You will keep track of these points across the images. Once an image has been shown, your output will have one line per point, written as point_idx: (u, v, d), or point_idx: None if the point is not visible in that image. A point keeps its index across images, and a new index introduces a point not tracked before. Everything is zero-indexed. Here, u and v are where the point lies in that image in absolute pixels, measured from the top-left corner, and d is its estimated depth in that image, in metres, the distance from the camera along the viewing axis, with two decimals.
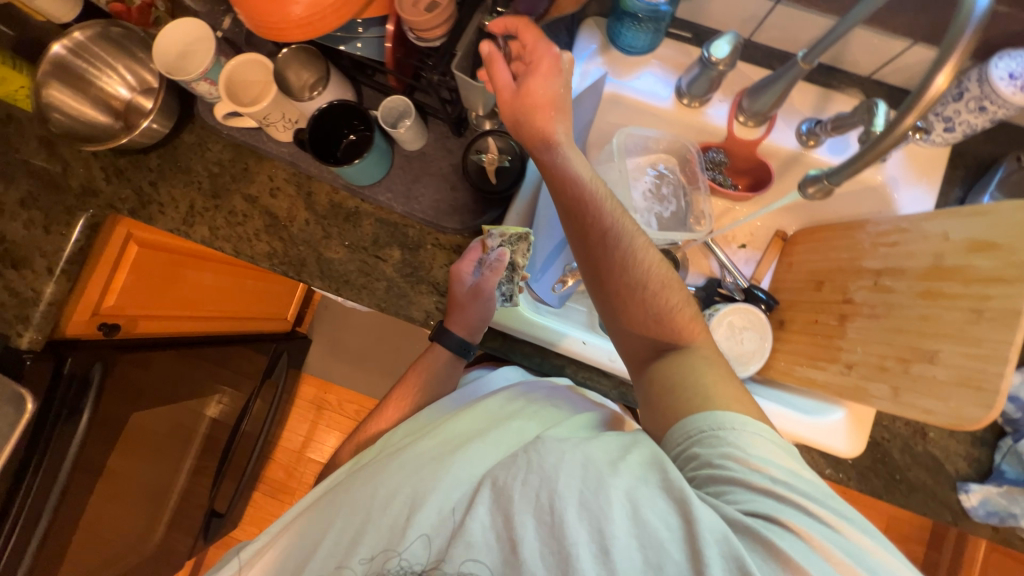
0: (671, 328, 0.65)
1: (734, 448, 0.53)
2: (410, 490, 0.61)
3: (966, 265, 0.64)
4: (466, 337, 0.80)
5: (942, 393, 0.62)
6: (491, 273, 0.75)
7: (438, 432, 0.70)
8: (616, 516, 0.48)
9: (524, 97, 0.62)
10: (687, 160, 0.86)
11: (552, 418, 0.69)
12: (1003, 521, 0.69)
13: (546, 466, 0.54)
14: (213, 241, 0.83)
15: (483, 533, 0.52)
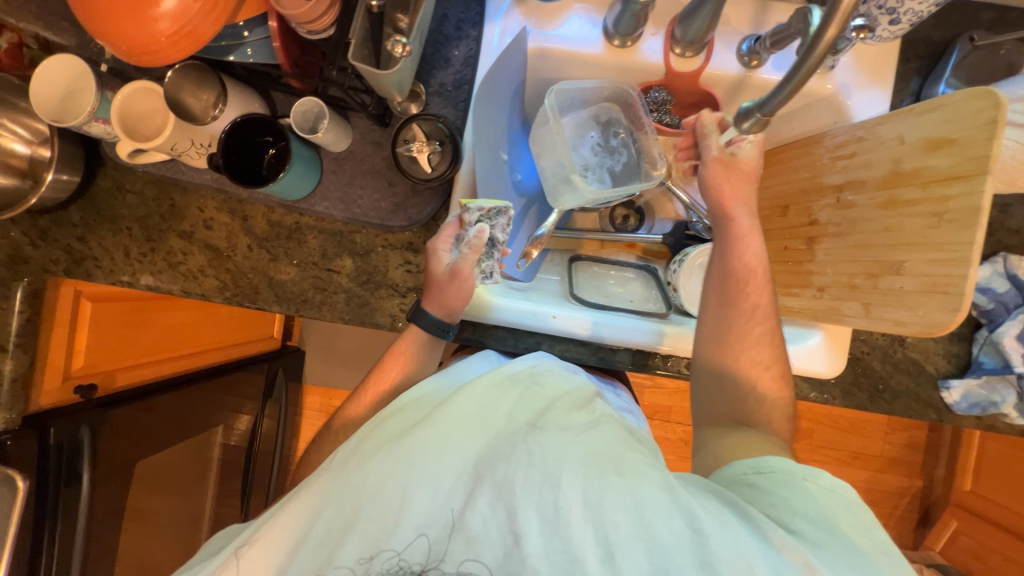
0: (759, 411, 0.69)
1: (792, 489, 0.55)
2: (404, 484, 0.56)
3: (922, 167, 0.62)
4: (444, 320, 0.74)
5: (911, 303, 0.61)
6: (470, 252, 0.70)
7: (429, 418, 0.62)
8: (617, 514, 0.53)
9: (738, 162, 0.73)
10: (629, 105, 0.81)
11: (541, 395, 0.68)
12: (985, 410, 0.71)
13: (550, 460, 0.56)
14: (160, 286, 0.80)
15: (488, 530, 0.53)
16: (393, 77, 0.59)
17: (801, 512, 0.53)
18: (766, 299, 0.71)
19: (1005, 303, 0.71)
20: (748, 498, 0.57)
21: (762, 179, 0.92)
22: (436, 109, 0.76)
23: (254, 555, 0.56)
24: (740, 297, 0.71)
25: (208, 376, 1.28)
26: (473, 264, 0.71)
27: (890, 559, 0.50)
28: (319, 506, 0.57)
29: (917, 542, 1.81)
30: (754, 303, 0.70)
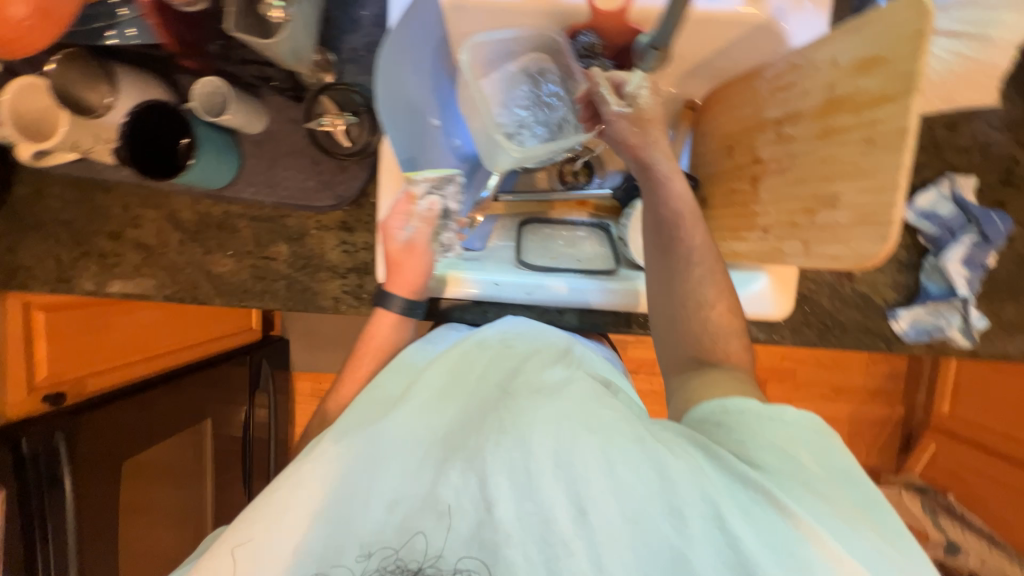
0: (718, 346, 0.67)
1: (761, 426, 0.56)
2: (392, 468, 0.60)
3: (854, 91, 0.59)
4: (412, 297, 0.74)
5: (845, 236, 0.59)
6: (424, 226, 0.72)
7: (409, 401, 0.66)
8: (586, 472, 0.55)
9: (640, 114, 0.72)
10: (559, 53, 0.77)
11: (514, 363, 0.70)
12: (931, 336, 0.72)
13: (521, 427, 0.59)
14: (98, 291, 0.78)
15: (464, 502, 0.57)
16: (282, 47, 0.56)
17: (770, 449, 0.54)
18: (701, 236, 0.69)
19: (949, 227, 0.70)
20: (716, 437, 0.57)
21: (710, 120, 0.88)
22: (351, 77, 0.72)
23: (247, 546, 0.56)
24: (677, 244, 0.68)
25: (189, 372, 1.28)
26: (429, 238, 0.73)
27: (853, 490, 0.52)
28: (308, 493, 0.58)
29: (899, 466, 1.86)
30: (693, 247, 0.68)
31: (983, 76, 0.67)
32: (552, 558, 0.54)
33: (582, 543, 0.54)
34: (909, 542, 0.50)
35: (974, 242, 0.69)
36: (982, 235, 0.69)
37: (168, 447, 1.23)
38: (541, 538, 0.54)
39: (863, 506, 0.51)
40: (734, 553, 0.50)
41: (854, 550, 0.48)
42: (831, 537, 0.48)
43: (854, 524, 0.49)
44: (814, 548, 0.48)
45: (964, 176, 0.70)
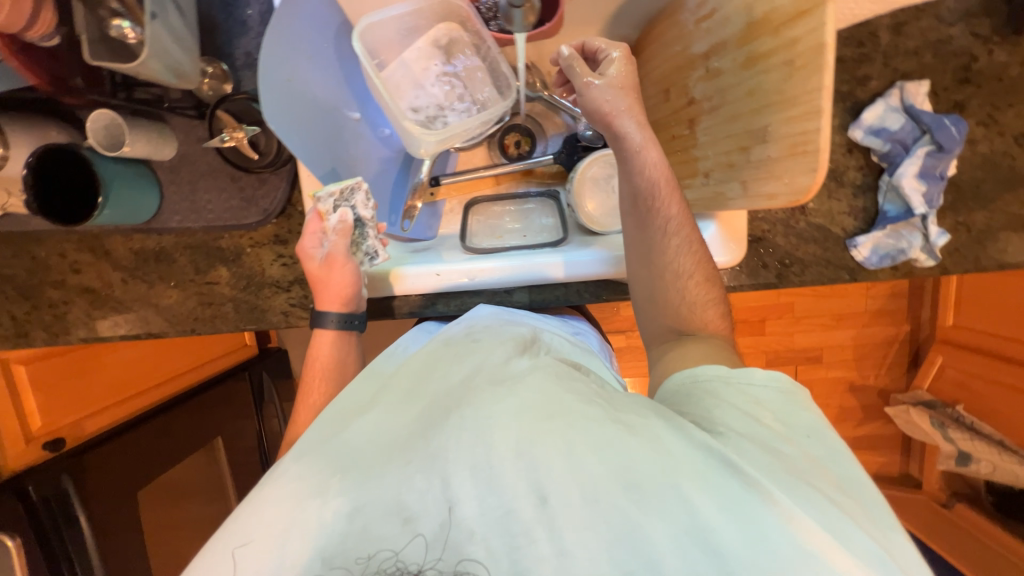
0: (694, 316, 0.64)
1: (730, 395, 0.52)
2: (354, 474, 0.48)
3: (771, 10, 0.53)
4: (348, 310, 0.70)
5: (778, 171, 0.55)
6: (339, 238, 0.68)
7: (378, 404, 0.55)
8: (553, 459, 0.45)
9: (612, 81, 0.63)
10: (466, 20, 0.73)
11: (471, 352, 0.60)
12: (894, 260, 0.69)
13: (481, 419, 0.48)
14: (56, 340, 0.79)
15: (428, 504, 0.45)
16: (152, 67, 0.52)
17: (736, 412, 0.49)
18: (677, 207, 0.63)
19: (902, 141, 0.66)
20: (686, 408, 0.53)
21: (645, 63, 0.82)
22: (250, 85, 0.68)
23: (244, 553, 0.45)
24: (654, 217, 0.63)
25: (191, 396, 1.28)
26: (348, 250, 0.69)
27: (814, 441, 0.48)
28: (268, 514, 0.46)
29: (908, 383, 1.80)
30: (670, 216, 0.63)
31: None
32: (517, 551, 0.42)
33: (545, 532, 0.43)
34: (871, 495, 0.46)
35: (929, 153, 0.65)
36: (936, 145, 0.64)
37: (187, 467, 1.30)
38: (505, 535, 0.43)
39: (825, 459, 0.47)
40: (696, 529, 0.41)
41: (816, 510, 0.41)
42: (793, 498, 0.42)
43: (815, 477, 0.44)
44: (774, 510, 0.41)
45: (915, 83, 0.65)
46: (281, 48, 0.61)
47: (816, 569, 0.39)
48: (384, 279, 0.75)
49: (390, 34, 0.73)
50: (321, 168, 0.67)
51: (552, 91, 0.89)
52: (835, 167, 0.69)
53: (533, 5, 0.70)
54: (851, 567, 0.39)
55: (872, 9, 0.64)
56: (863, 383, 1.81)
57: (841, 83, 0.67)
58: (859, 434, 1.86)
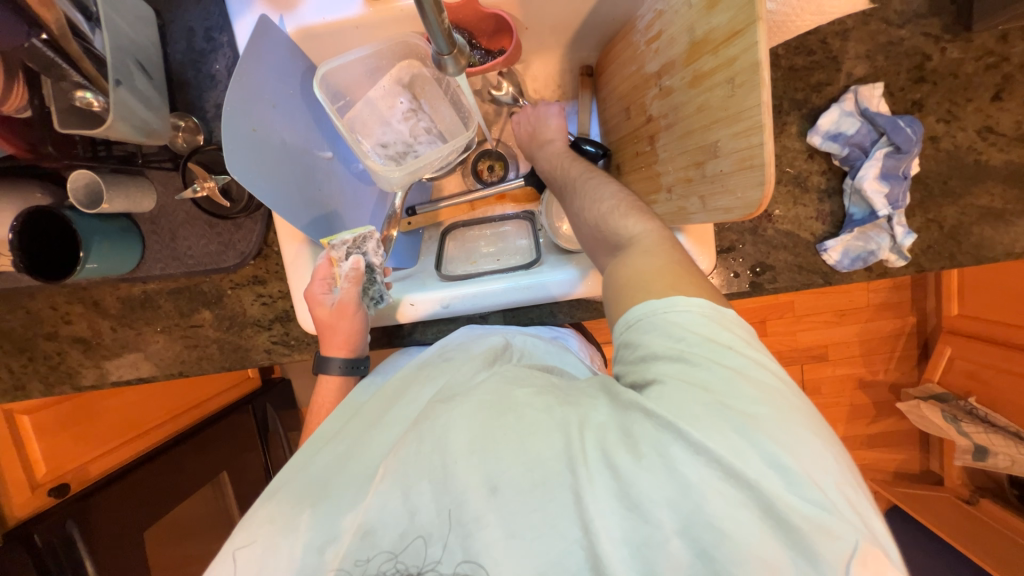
0: (620, 228, 0.58)
1: (654, 331, 0.46)
2: (321, 502, 0.48)
3: (709, 31, 0.54)
4: (350, 355, 0.70)
5: (731, 186, 0.56)
6: (349, 284, 0.67)
7: (344, 435, 0.56)
8: (501, 451, 0.44)
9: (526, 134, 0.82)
10: (425, 57, 0.74)
11: (437, 372, 0.61)
12: (866, 262, 0.68)
13: (437, 428, 0.47)
14: (52, 389, 0.82)
15: (386, 515, 0.44)
16: (120, 129, 0.55)
17: (662, 353, 0.44)
18: (578, 170, 0.71)
19: (860, 144, 0.66)
20: (623, 367, 0.48)
21: (606, 82, 0.84)
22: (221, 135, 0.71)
23: (236, 563, 0.47)
24: (571, 186, 0.69)
25: (195, 432, 1.29)
26: (359, 296, 0.68)
27: (733, 357, 0.43)
28: (245, 540, 0.48)
29: (920, 376, 1.74)
30: (569, 174, 0.71)
31: None
32: (467, 538, 0.42)
33: (495, 517, 0.42)
34: (789, 400, 0.42)
35: (888, 154, 0.65)
36: (894, 146, 0.64)
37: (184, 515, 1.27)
38: (456, 526, 0.42)
39: (747, 375, 0.42)
40: (626, 494, 0.40)
41: (726, 440, 0.39)
42: (703, 429, 0.39)
43: (733, 396, 0.41)
44: (688, 445, 0.39)
45: (869, 86, 0.65)
46: (243, 102, 0.63)
47: (738, 518, 0.37)
48: (390, 312, 0.74)
49: (355, 75, 0.74)
50: (303, 219, 0.71)
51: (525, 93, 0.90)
52: (797, 173, 0.69)
53: (464, 44, 0.53)
54: (762, 491, 0.37)
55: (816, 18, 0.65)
56: (872, 379, 1.76)
57: (796, 91, 0.68)
58: (874, 432, 1.80)
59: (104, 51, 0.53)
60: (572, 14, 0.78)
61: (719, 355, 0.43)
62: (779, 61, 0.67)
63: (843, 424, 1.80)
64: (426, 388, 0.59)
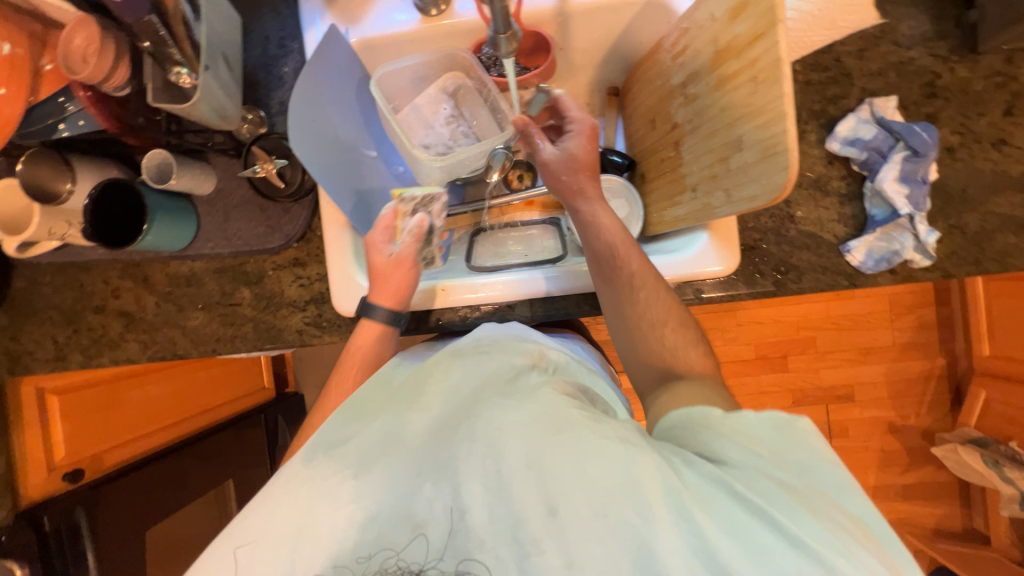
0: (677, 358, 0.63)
1: (731, 430, 0.46)
2: (365, 472, 0.49)
3: (733, 38, 0.60)
4: (396, 308, 0.70)
5: (756, 174, 0.59)
6: (410, 240, 0.71)
7: (379, 415, 0.54)
8: (562, 467, 0.46)
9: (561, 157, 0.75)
10: (470, 69, 0.82)
11: (476, 364, 0.57)
12: (891, 262, 0.69)
13: (491, 429, 0.49)
14: (91, 362, 0.85)
15: (436, 513, 0.47)
16: (201, 108, 0.63)
17: (735, 444, 0.45)
18: (612, 223, 0.71)
19: (878, 149, 0.69)
20: (685, 443, 0.49)
21: (632, 100, 0.91)
22: (282, 127, 0.78)
23: (236, 564, 0.46)
24: (610, 253, 0.69)
25: (210, 433, 1.30)
26: (416, 254, 0.71)
27: (827, 475, 0.42)
28: (248, 538, 0.47)
29: (954, 423, 1.65)
30: (610, 236, 0.70)
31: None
32: (524, 559, 0.44)
33: (553, 542, 0.44)
34: (886, 528, 0.41)
35: (906, 158, 0.68)
36: (912, 150, 0.68)
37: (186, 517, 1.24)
38: (514, 544, 0.44)
39: (835, 490, 0.42)
40: (712, 560, 0.40)
41: (820, 532, 0.38)
42: (798, 521, 0.39)
43: (823, 505, 0.41)
44: (778, 532, 0.39)
45: (883, 98, 0.70)
46: (309, 94, 0.70)
47: None
48: (425, 297, 0.78)
49: (405, 82, 0.83)
50: (348, 206, 0.77)
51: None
52: (817, 178, 0.72)
53: (518, 31, 0.59)
54: None
55: (830, 35, 0.71)
56: (903, 424, 1.67)
57: (813, 102, 0.73)
58: (908, 481, 1.69)
59: (202, 38, 0.61)
60: (602, 39, 0.86)
61: (801, 463, 0.43)
62: (797, 76, 0.72)
63: (874, 472, 1.69)
64: (465, 376, 0.56)
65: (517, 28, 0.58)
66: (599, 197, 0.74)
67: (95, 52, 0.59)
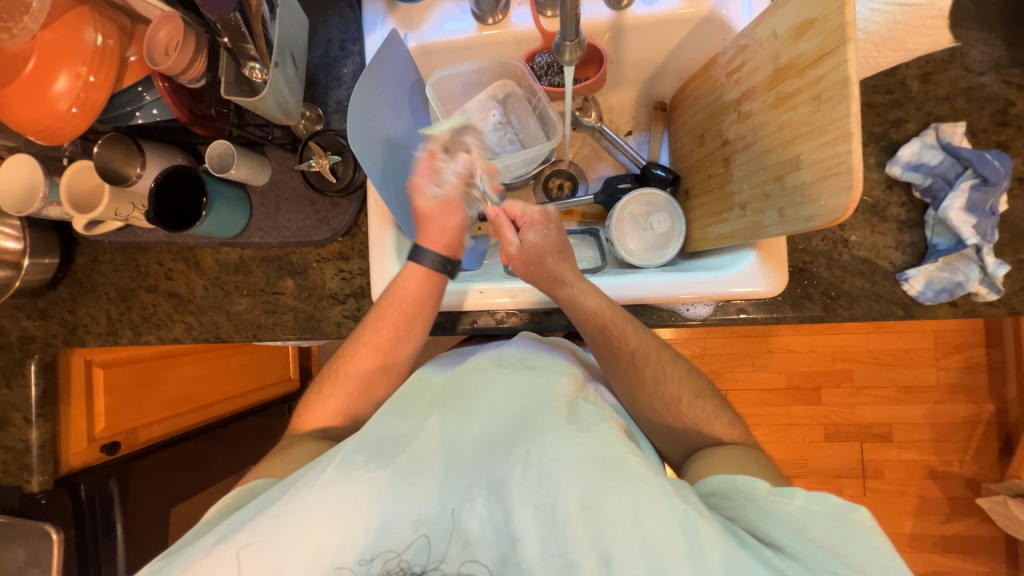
0: (712, 422, 0.68)
1: (779, 516, 0.52)
2: (415, 476, 0.52)
3: (796, 56, 0.59)
4: (446, 254, 0.73)
5: (814, 194, 0.57)
6: (455, 180, 0.74)
7: (437, 421, 0.58)
8: (618, 517, 0.48)
9: (528, 248, 0.71)
10: (521, 77, 0.84)
11: (533, 385, 0.61)
12: (953, 294, 0.66)
13: (547, 458, 0.52)
14: (139, 339, 0.89)
15: (488, 534, 0.49)
16: (268, 103, 0.66)
17: (785, 526, 0.50)
18: (599, 308, 0.67)
19: (943, 175, 0.67)
20: (730, 511, 0.54)
21: (680, 116, 0.91)
22: (337, 125, 0.81)
23: (239, 566, 0.47)
24: (604, 336, 0.67)
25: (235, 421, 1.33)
26: (461, 196, 0.74)
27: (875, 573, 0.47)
28: (255, 540, 0.48)
29: (1002, 473, 1.54)
30: (601, 320, 0.67)
31: (928, 19, 0.69)
32: None
33: None
34: None
35: (974, 187, 0.65)
36: (981, 178, 0.65)
37: (208, 499, 1.26)
38: None
39: None
40: None
41: None
42: None
43: None
44: None
45: (951, 123, 0.68)
46: (367, 95, 0.73)
47: None
48: (461, 298, 0.78)
49: (457, 88, 0.85)
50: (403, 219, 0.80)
51: (603, 123, 0.98)
52: (875, 202, 0.70)
53: (583, 40, 0.62)
54: None
55: (895, 58, 0.69)
56: (945, 470, 1.57)
57: (874, 125, 0.71)
58: (948, 533, 1.58)
59: (275, 37, 0.65)
60: (654, 53, 0.86)
61: (848, 555, 0.48)
62: None
63: (910, 519, 1.58)
64: (519, 397, 0.60)
65: (583, 38, 0.60)
66: (577, 278, 0.70)
67: (177, 46, 0.63)
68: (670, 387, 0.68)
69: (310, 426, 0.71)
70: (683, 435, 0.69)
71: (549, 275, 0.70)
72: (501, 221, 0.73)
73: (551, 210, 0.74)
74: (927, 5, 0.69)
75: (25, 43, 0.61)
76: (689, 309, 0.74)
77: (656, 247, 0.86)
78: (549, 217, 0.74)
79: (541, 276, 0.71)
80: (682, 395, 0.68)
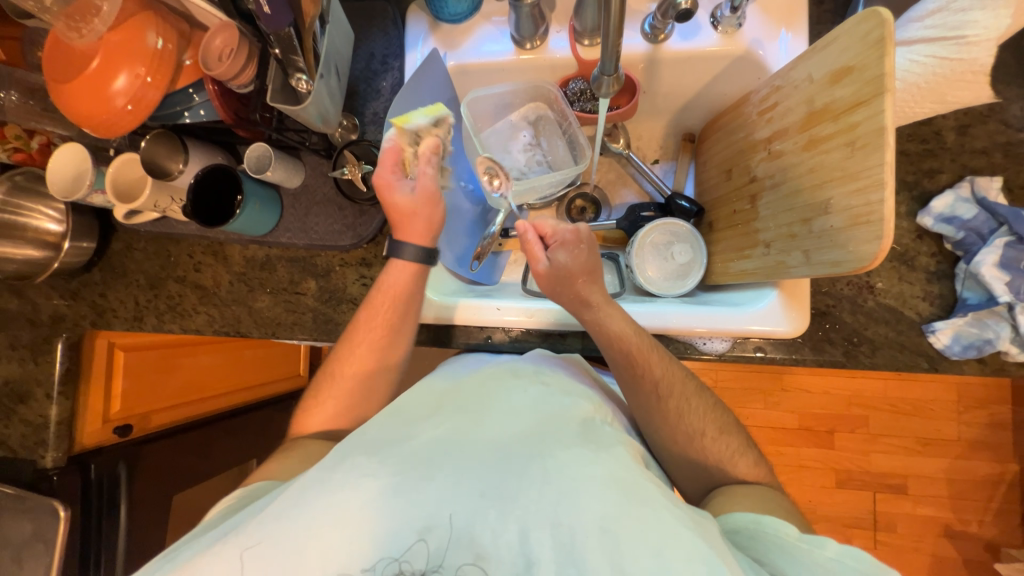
0: (723, 460, 0.66)
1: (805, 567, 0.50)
2: (424, 478, 0.52)
3: (831, 102, 0.59)
4: (428, 247, 0.73)
5: (841, 240, 0.57)
6: (424, 170, 0.70)
7: (449, 430, 0.58)
8: (638, 548, 0.47)
9: (557, 270, 0.69)
10: (553, 101, 0.85)
11: (548, 401, 0.61)
12: (981, 351, 0.65)
13: (564, 475, 0.52)
14: (163, 327, 0.91)
15: (500, 550, 0.49)
16: (310, 111, 0.69)
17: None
18: (621, 331, 0.67)
19: (977, 230, 0.66)
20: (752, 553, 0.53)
21: (708, 149, 0.91)
22: (372, 136, 0.84)
23: (245, 562, 0.48)
24: (627, 361, 0.67)
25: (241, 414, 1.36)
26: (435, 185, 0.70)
27: None
28: (263, 539, 0.49)
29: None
30: (625, 346, 0.67)
31: (966, 75, 0.65)
32: None
33: None
34: None
35: (1009, 244, 0.64)
36: (1016, 236, 0.64)
37: (210, 489, 1.27)
38: None
39: None
40: None
41: None
42: None
43: None
44: None
45: (986, 178, 0.67)
46: (404, 112, 0.74)
47: None
48: (478, 313, 0.78)
49: (490, 108, 0.87)
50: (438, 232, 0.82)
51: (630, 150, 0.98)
52: (904, 251, 0.69)
53: (620, 76, 0.64)
54: None
55: (933, 108, 0.69)
56: (961, 530, 1.50)
57: (906, 173, 0.70)
58: None
59: (324, 51, 0.68)
60: (687, 88, 0.87)
61: None
62: None
63: None
64: (531, 413, 0.60)
65: (622, 74, 0.62)
66: (603, 299, 0.69)
67: (231, 54, 0.66)
68: (681, 421, 0.67)
69: (322, 427, 0.72)
70: (692, 471, 0.68)
71: (575, 292, 0.70)
72: (532, 239, 0.70)
73: (584, 230, 0.71)
74: (969, 61, 0.64)
75: (92, 42, 0.65)
76: (706, 343, 0.74)
77: (675, 278, 0.86)
78: (580, 234, 0.70)
79: (569, 292, 0.70)
80: (698, 426, 0.67)
